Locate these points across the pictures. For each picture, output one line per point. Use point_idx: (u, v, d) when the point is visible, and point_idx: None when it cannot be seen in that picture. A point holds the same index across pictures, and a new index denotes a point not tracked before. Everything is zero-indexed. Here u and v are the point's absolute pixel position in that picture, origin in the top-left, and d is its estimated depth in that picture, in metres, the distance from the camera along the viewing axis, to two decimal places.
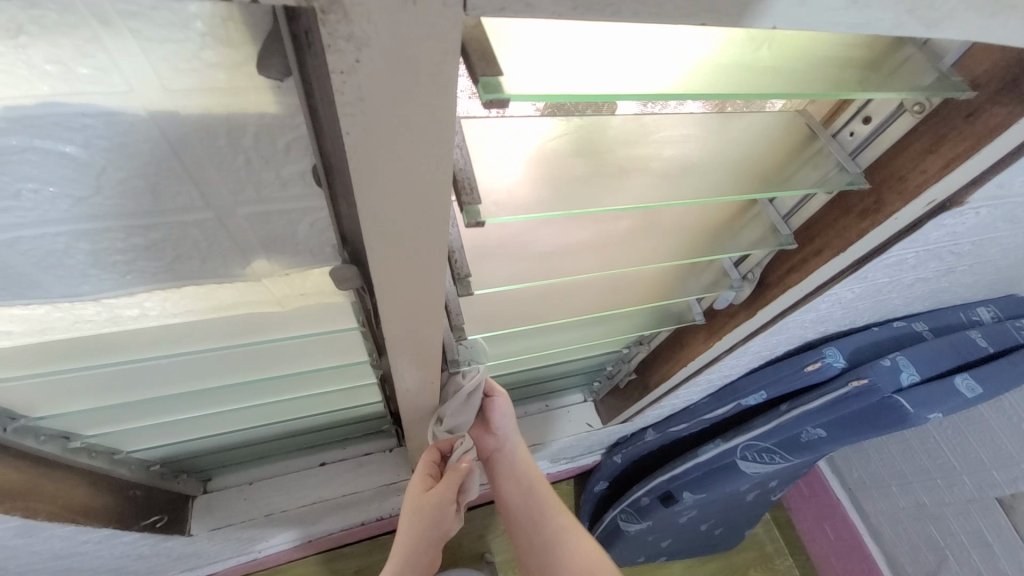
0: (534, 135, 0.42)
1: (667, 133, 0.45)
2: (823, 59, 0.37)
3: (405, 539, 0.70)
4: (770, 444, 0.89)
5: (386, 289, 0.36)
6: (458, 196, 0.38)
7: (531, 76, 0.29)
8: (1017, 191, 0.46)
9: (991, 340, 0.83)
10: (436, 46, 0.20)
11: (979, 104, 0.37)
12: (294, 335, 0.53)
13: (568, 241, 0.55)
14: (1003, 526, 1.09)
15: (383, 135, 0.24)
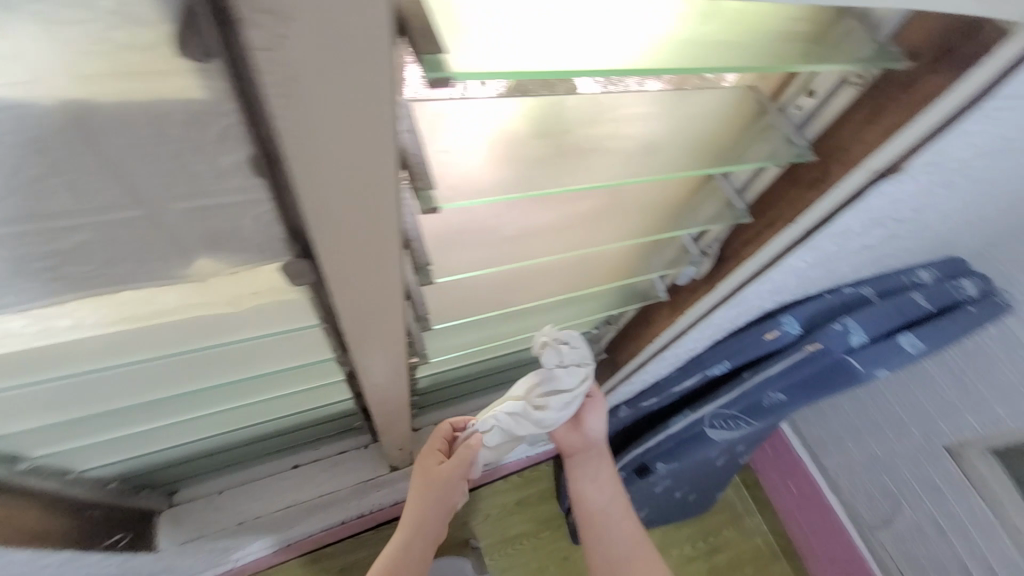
0: (499, 117, 0.41)
1: (628, 113, 0.44)
2: (770, 33, 0.37)
3: (410, 518, 0.71)
4: (736, 411, 0.94)
5: (345, 280, 0.35)
6: (412, 184, 0.35)
7: (477, 54, 0.29)
8: (953, 158, 0.48)
9: (931, 300, 0.89)
10: (368, 26, 0.19)
11: (918, 73, 0.38)
12: (254, 335, 0.51)
13: (533, 226, 0.56)
14: (950, 472, 1.17)
15: (320, 120, 0.22)
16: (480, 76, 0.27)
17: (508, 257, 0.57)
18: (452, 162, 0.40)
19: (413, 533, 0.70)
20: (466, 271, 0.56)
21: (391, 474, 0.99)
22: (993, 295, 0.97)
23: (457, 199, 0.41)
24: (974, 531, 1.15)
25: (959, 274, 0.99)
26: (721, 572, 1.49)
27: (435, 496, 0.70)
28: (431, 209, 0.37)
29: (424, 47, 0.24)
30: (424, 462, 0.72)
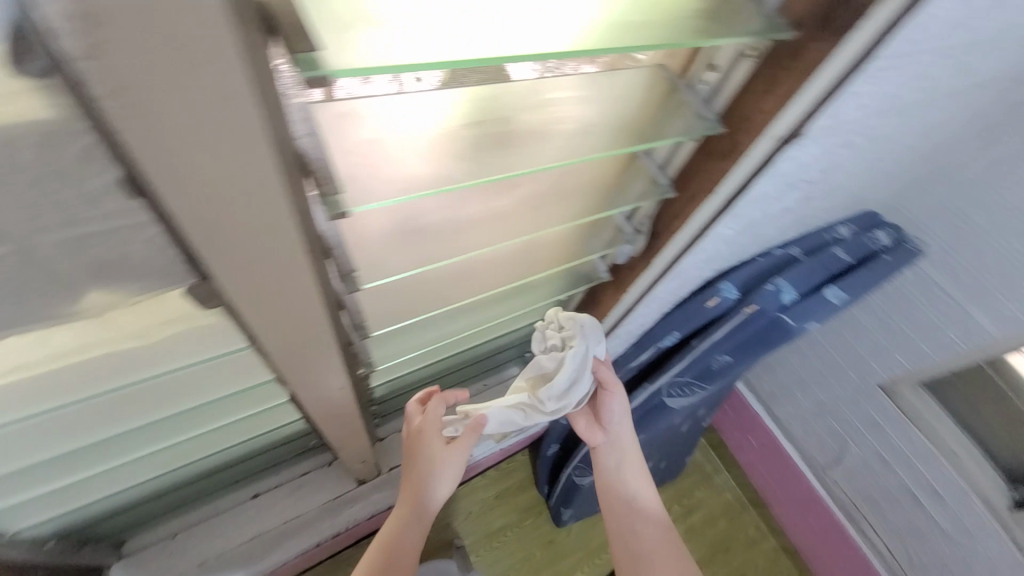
0: (438, 118, 0.41)
1: (555, 98, 0.45)
2: (675, 15, 0.39)
3: (409, 507, 0.69)
4: (690, 377, 0.98)
5: (267, 291, 0.35)
6: (318, 190, 0.35)
7: (358, 49, 0.29)
8: (848, 119, 0.52)
9: (851, 252, 0.96)
10: (197, 21, 0.20)
11: (804, 42, 0.40)
12: (179, 365, 0.48)
13: (466, 218, 0.56)
14: (887, 407, 1.25)
15: (171, 126, 0.23)
16: (362, 72, 0.28)
17: (449, 253, 0.57)
18: (376, 159, 0.41)
19: (408, 522, 0.69)
20: (400, 273, 0.56)
21: (360, 489, 0.97)
22: (906, 242, 1.06)
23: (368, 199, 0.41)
24: (916, 461, 1.23)
25: (875, 225, 1.07)
26: (697, 530, 1.57)
27: (435, 478, 0.70)
28: (343, 213, 0.38)
29: (296, 46, 0.25)
30: (423, 440, 0.71)
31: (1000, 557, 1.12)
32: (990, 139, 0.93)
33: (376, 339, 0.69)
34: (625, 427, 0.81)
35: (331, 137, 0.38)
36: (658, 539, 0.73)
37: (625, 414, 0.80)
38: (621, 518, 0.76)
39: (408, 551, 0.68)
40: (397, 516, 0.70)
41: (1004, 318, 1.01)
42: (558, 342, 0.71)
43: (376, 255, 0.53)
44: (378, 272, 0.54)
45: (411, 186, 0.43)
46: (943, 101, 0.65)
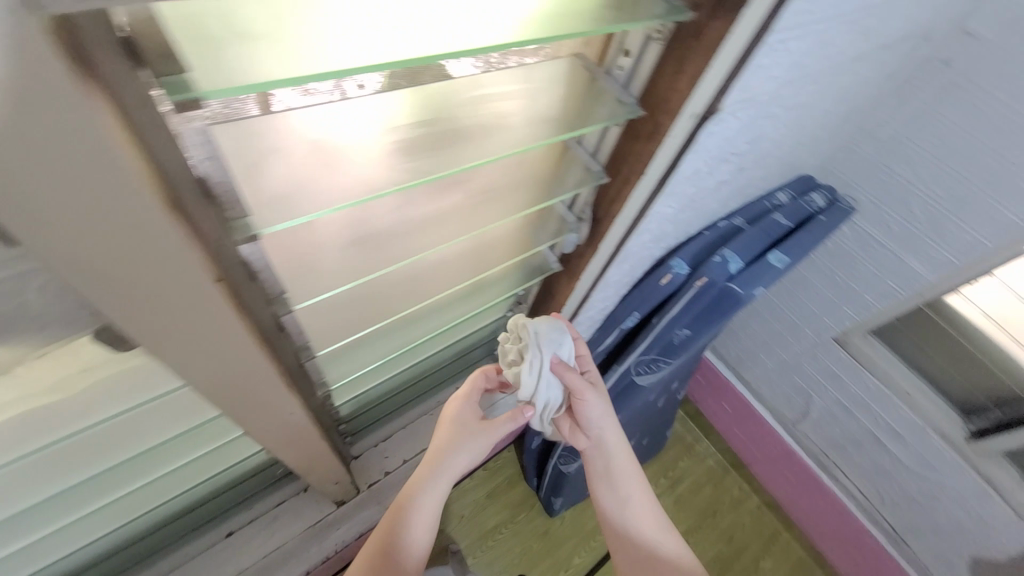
0: (382, 116, 0.44)
1: (499, 93, 0.48)
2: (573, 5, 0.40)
3: (425, 486, 0.68)
4: (654, 355, 1.00)
5: (177, 318, 0.33)
6: (224, 214, 0.34)
7: (233, 70, 0.28)
8: (760, 91, 0.54)
9: (790, 217, 1.00)
10: (31, 65, 0.20)
11: (703, 22, 0.41)
12: (104, 419, 0.46)
13: (414, 220, 0.56)
14: (843, 358, 1.32)
15: (26, 172, 0.22)
16: (240, 90, 0.27)
17: (394, 258, 0.57)
18: (330, 167, 0.43)
19: (420, 506, 0.67)
20: (330, 291, 0.54)
21: (341, 510, 0.94)
22: (840, 202, 1.12)
23: (274, 222, 0.39)
24: (874, 406, 1.30)
25: (811, 188, 1.13)
26: (684, 500, 1.62)
27: (458, 451, 0.69)
28: (256, 233, 0.36)
29: (158, 71, 0.25)
30: (457, 412, 0.72)
31: (962, 487, 1.18)
32: (903, 97, 1.00)
33: (328, 357, 0.68)
34: (611, 433, 0.74)
35: (234, 160, 0.37)
36: (648, 538, 0.72)
37: (607, 419, 0.73)
38: (615, 512, 0.74)
39: (416, 534, 0.67)
40: (406, 498, 0.68)
41: (934, 262, 1.08)
42: (518, 355, 0.68)
43: (298, 271, 0.50)
44: (307, 287, 0.52)
45: (328, 198, 0.42)
46: (850, 65, 0.69)
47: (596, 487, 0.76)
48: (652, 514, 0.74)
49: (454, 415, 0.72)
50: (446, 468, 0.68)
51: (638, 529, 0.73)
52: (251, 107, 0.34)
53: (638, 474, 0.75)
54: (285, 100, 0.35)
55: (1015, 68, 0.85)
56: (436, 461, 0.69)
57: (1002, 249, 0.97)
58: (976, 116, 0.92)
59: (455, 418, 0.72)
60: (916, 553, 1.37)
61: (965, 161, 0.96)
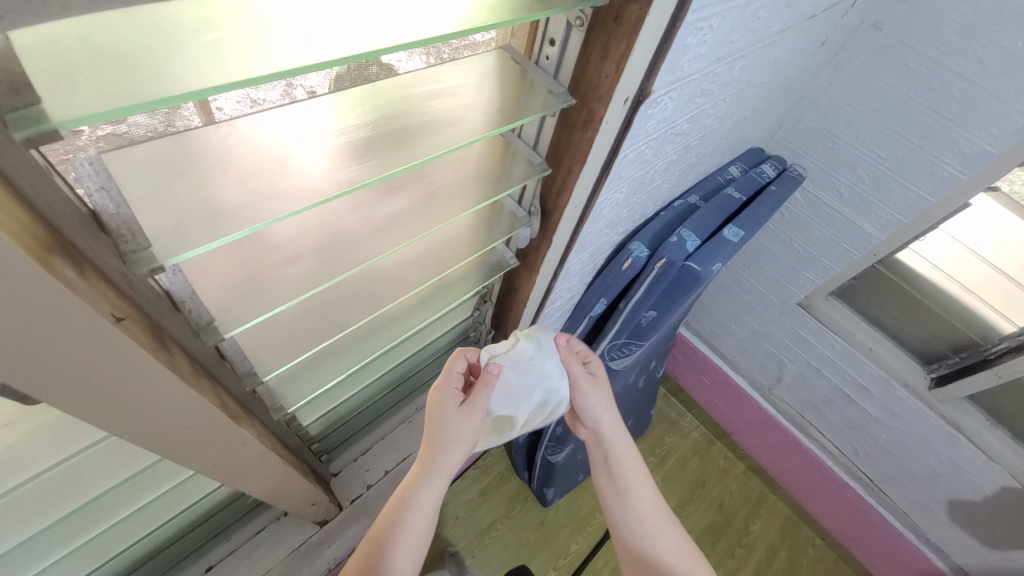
0: (329, 123, 0.43)
1: (454, 84, 0.49)
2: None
3: (418, 489, 0.62)
4: (625, 338, 1.00)
5: (78, 365, 0.31)
6: (119, 247, 0.33)
7: (97, 94, 0.25)
8: (691, 71, 0.55)
9: (743, 189, 1.03)
10: None
11: (619, 6, 0.41)
12: (38, 472, 0.49)
13: (371, 223, 0.54)
14: (809, 321, 1.36)
15: None
16: (109, 115, 0.25)
17: (346, 264, 0.51)
18: (277, 176, 0.40)
19: (413, 508, 0.61)
20: (263, 313, 0.46)
21: (325, 529, 0.92)
22: (789, 170, 1.15)
23: (183, 250, 0.35)
24: (843, 365, 1.34)
25: (761, 160, 1.16)
26: (674, 474, 1.65)
27: (448, 444, 0.62)
28: (152, 270, 0.34)
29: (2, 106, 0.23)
30: (437, 402, 0.64)
31: (929, 432, 1.24)
32: (839, 64, 1.03)
33: (290, 375, 0.67)
34: (608, 421, 0.73)
35: (141, 179, 0.34)
36: (652, 528, 0.69)
37: (603, 407, 0.73)
38: (619, 505, 0.70)
39: (409, 542, 0.60)
40: (397, 503, 0.62)
41: (882, 221, 1.12)
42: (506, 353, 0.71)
43: (217, 308, 0.45)
44: (244, 311, 0.46)
45: (242, 219, 0.37)
46: (779, 38, 0.70)
47: (597, 480, 0.74)
48: (655, 506, 0.70)
49: (435, 407, 0.64)
50: (438, 467, 0.62)
51: (643, 519, 0.69)
52: (193, 120, 0.38)
53: (638, 462, 0.72)
54: (229, 109, 0.39)
55: (939, 28, 0.88)
56: (426, 460, 0.62)
57: (946, 203, 1.01)
58: (907, 77, 0.96)
59: (439, 412, 0.63)
60: (893, 499, 1.44)
61: (902, 121, 1.00)
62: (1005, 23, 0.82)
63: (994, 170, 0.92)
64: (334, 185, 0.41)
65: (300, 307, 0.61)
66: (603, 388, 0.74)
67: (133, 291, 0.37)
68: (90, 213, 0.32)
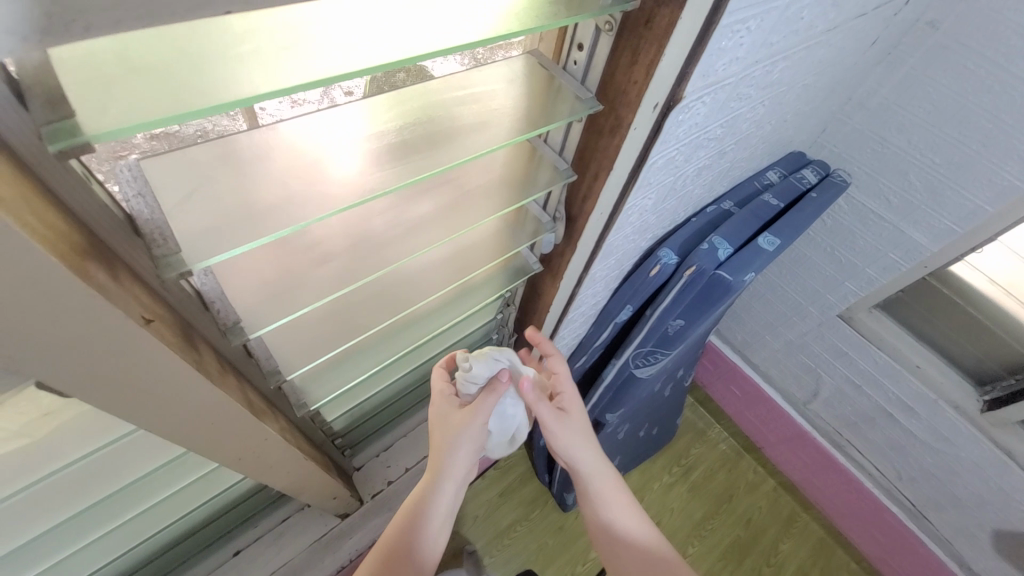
0: (361, 126, 0.43)
1: (484, 89, 0.49)
2: (521, 4, 0.38)
3: (433, 495, 0.65)
4: (651, 347, 0.97)
5: (114, 363, 0.33)
6: (152, 251, 0.34)
7: (133, 105, 0.27)
8: (726, 74, 0.52)
9: (781, 196, 0.98)
10: None
11: (650, 9, 0.40)
12: (83, 455, 0.53)
13: (404, 225, 0.55)
14: (850, 334, 1.29)
15: None
16: (150, 126, 0.26)
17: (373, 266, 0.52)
18: (308, 180, 0.41)
19: (432, 508, 0.65)
20: (290, 315, 0.47)
21: (347, 522, 0.94)
22: (832, 176, 1.09)
23: (215, 253, 0.36)
24: (886, 382, 1.27)
25: (802, 165, 1.11)
26: (700, 486, 1.60)
27: (454, 449, 0.65)
28: (181, 274, 0.35)
29: (40, 120, 0.24)
30: (438, 413, 0.67)
31: (980, 459, 1.15)
32: (892, 64, 0.97)
33: (316, 373, 0.69)
34: (581, 454, 0.72)
35: (177, 178, 0.36)
36: (648, 549, 0.69)
37: (573, 438, 0.72)
38: (607, 533, 0.71)
39: (428, 543, 0.64)
40: (412, 508, 0.65)
41: (934, 230, 1.05)
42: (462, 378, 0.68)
43: (241, 308, 0.47)
44: (273, 310, 0.47)
45: (277, 219, 0.39)
46: (824, 38, 0.66)
47: (583, 510, 0.74)
48: (645, 523, 0.71)
49: (437, 416, 0.67)
50: (445, 468, 0.65)
51: (635, 544, 0.69)
52: (239, 122, 0.40)
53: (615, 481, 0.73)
54: (271, 110, 0.41)
55: (1002, 26, 0.82)
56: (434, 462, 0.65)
57: (1006, 213, 0.93)
58: (966, 78, 0.89)
59: (442, 420, 0.66)
60: (936, 526, 1.35)
61: (961, 124, 0.93)
62: None
63: None
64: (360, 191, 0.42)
65: (328, 306, 0.62)
66: (575, 416, 0.73)
67: (166, 290, 0.39)
68: (128, 216, 0.34)
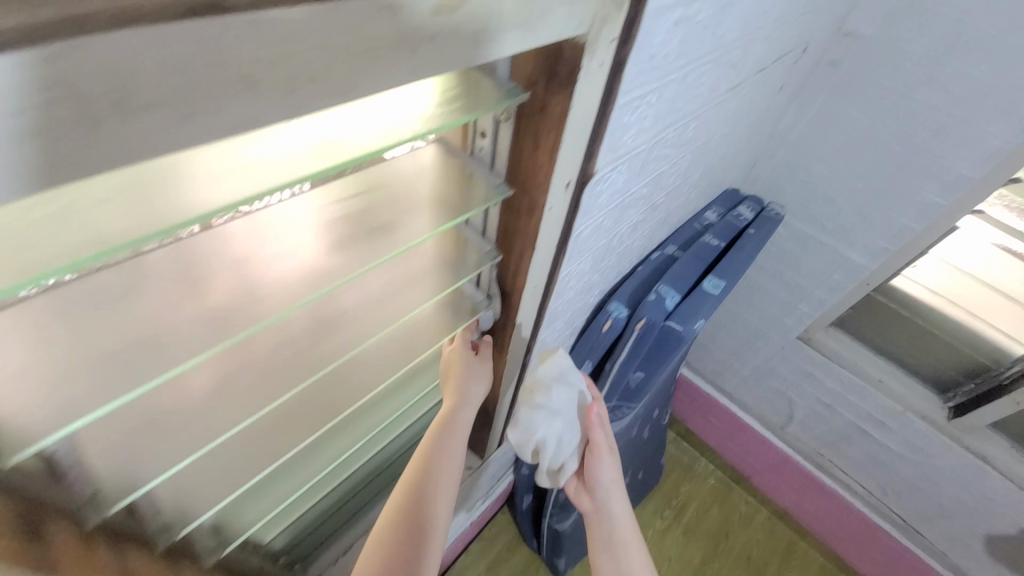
0: (310, 209, 0.44)
1: (420, 175, 0.48)
2: (423, 107, 0.37)
3: (453, 419, 0.63)
4: (616, 402, 0.94)
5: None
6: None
7: (27, 259, 0.26)
8: (637, 144, 0.53)
9: (721, 236, 1.00)
10: None
11: (543, 98, 0.39)
12: None
13: (371, 295, 0.54)
14: (812, 355, 1.29)
15: None
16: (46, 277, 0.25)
17: (299, 370, 0.49)
18: (255, 266, 0.41)
19: (457, 439, 0.63)
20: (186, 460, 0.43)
21: None
22: (767, 210, 1.13)
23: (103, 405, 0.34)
24: (854, 398, 1.26)
25: (738, 201, 1.14)
26: (695, 529, 1.48)
27: (473, 377, 0.66)
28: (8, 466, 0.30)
29: None
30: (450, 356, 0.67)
31: (957, 466, 1.14)
32: (802, 103, 1.04)
33: (244, 495, 0.61)
34: (616, 498, 0.66)
35: (97, 296, 0.37)
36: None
37: (613, 476, 0.67)
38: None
39: (448, 483, 0.61)
40: (437, 439, 0.62)
41: (869, 250, 1.08)
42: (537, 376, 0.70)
43: (128, 453, 0.42)
44: (172, 450, 0.43)
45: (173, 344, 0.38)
46: (730, 95, 0.69)
47: (595, 558, 0.66)
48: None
49: (450, 361, 0.67)
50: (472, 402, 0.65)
51: None
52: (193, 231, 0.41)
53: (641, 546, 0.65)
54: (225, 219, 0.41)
55: (895, 60, 0.90)
56: (460, 395, 0.64)
57: (931, 228, 0.98)
58: (873, 110, 0.96)
59: (457, 361, 0.66)
60: (930, 540, 1.31)
61: (872, 152, 0.99)
62: (966, 49, 0.82)
63: (975, 194, 0.90)
64: (281, 302, 0.41)
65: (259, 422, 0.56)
66: (615, 459, 0.68)
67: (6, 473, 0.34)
68: None
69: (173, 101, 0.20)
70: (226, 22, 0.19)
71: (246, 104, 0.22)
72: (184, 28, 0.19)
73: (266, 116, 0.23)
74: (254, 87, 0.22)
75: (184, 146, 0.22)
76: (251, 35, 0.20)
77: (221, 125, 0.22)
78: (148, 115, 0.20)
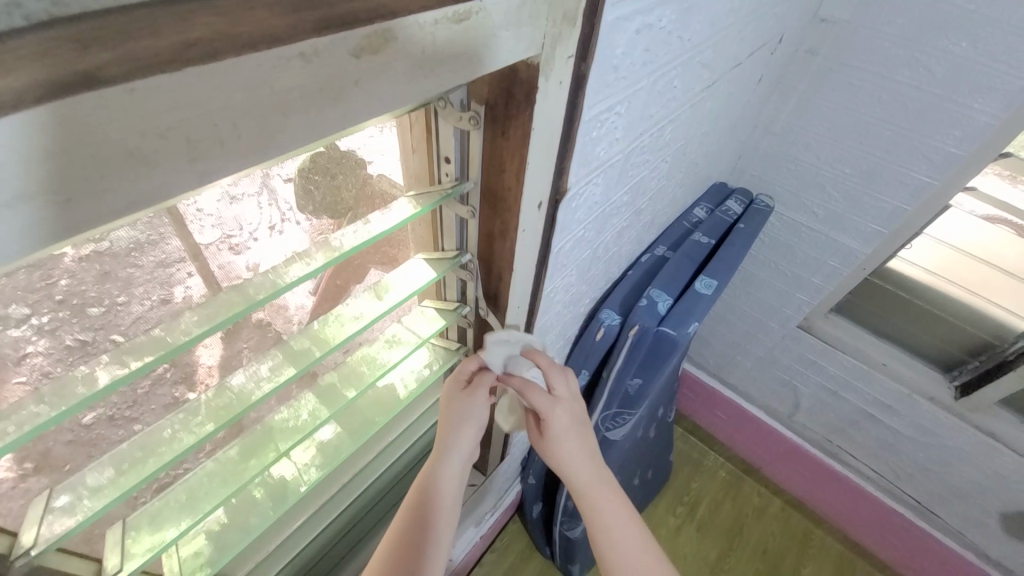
0: (296, 242, 0.44)
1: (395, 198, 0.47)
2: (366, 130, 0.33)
3: (437, 471, 0.57)
4: (616, 409, 0.92)
5: None
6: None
7: None
8: (610, 155, 0.52)
9: (710, 233, 0.98)
10: None
11: (504, 121, 0.38)
12: None
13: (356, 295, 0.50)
14: (813, 343, 1.26)
15: None
16: None
17: (276, 368, 0.44)
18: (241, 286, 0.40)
19: (442, 491, 0.57)
20: (163, 463, 0.39)
21: None
22: (756, 202, 1.11)
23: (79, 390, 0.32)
24: (858, 383, 1.24)
25: (726, 196, 1.12)
26: (709, 524, 1.46)
27: (460, 420, 0.58)
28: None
29: None
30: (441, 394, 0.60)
31: (967, 445, 1.12)
32: (784, 91, 1.02)
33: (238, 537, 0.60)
34: (582, 467, 0.57)
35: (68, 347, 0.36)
36: None
37: (575, 450, 0.57)
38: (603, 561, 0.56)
39: (440, 540, 0.56)
40: (419, 502, 0.56)
41: (863, 234, 1.06)
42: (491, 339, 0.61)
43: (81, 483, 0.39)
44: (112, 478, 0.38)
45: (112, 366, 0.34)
46: (706, 93, 0.68)
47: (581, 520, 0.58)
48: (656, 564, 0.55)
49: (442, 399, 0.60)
50: (456, 450, 0.57)
51: None
52: (187, 287, 0.40)
53: (619, 521, 0.56)
54: (206, 244, 0.39)
55: (876, 42, 0.88)
56: (439, 449, 0.58)
57: (922, 208, 0.96)
58: (855, 93, 0.94)
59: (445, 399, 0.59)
60: (946, 520, 1.28)
61: (858, 135, 0.97)
62: (943, 27, 0.80)
63: (966, 170, 0.88)
64: (245, 296, 0.37)
65: (225, 466, 0.49)
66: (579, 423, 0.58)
67: None
68: None
69: (44, 186, 0.18)
70: (103, 96, 0.18)
71: (139, 179, 0.20)
72: (50, 111, 0.17)
73: (168, 187, 0.21)
74: (147, 160, 0.20)
75: (73, 232, 0.20)
76: (135, 108, 0.18)
77: (110, 204, 0.20)
78: (19, 206, 0.18)
